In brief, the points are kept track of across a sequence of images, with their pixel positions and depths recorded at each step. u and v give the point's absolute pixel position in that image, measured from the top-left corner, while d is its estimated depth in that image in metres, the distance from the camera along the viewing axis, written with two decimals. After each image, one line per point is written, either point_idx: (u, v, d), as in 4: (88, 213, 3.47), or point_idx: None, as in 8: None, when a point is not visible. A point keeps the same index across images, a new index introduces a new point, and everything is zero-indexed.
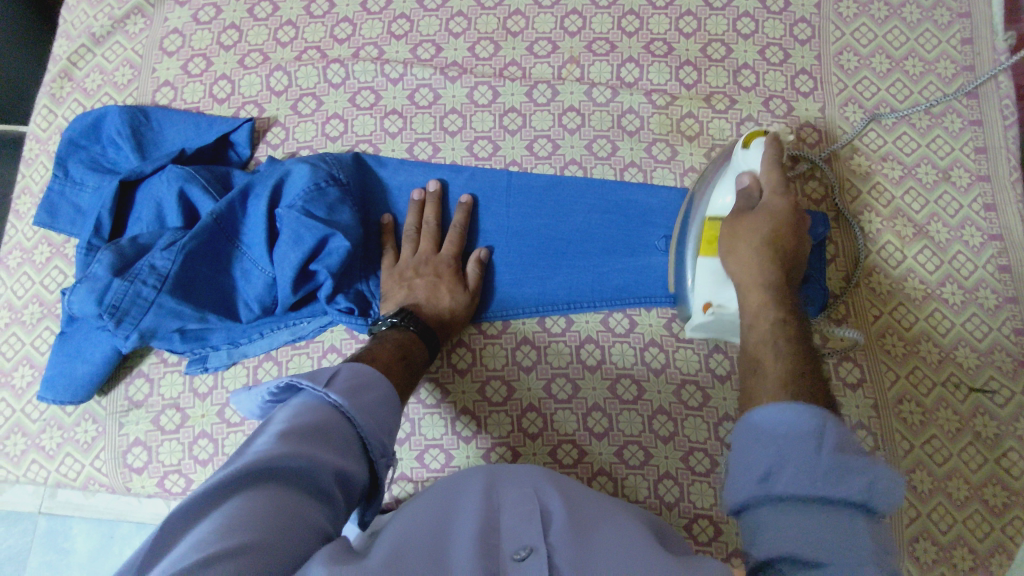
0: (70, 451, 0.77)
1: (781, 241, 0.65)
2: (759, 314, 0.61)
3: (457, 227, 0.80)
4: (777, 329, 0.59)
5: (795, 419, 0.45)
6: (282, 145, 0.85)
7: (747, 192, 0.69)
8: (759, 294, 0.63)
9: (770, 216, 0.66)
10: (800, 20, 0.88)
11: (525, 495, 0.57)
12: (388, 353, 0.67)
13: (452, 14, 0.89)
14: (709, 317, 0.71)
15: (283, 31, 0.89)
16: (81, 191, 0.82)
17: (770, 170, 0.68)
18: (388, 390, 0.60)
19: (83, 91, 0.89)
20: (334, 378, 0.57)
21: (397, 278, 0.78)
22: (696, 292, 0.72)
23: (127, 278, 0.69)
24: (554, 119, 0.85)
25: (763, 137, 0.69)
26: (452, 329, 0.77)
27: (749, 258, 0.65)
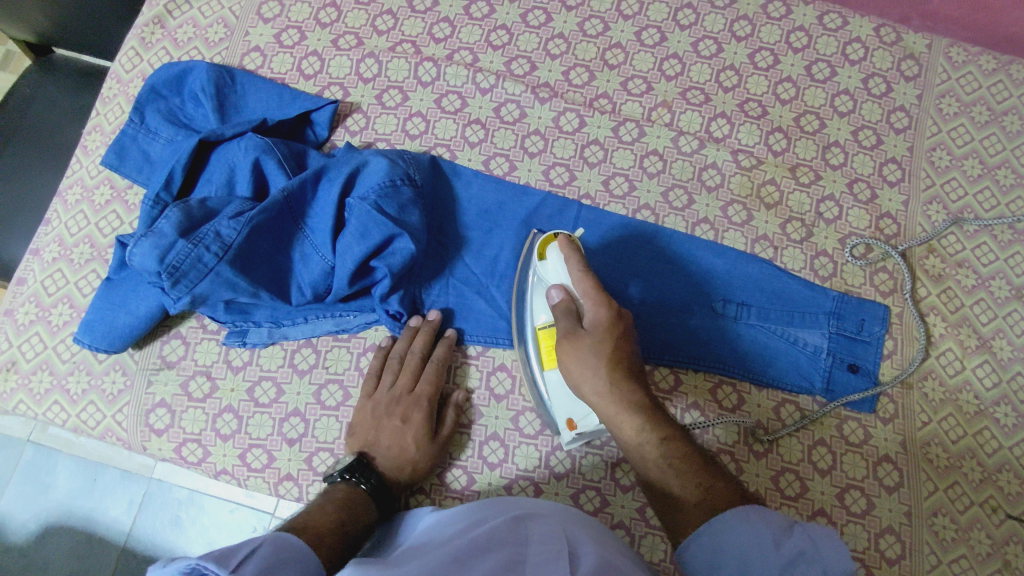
0: (94, 399, 0.76)
1: (621, 360, 0.64)
2: (641, 444, 0.63)
3: (437, 364, 0.75)
4: (663, 458, 0.61)
5: (737, 532, 0.53)
6: (361, 133, 0.84)
7: (563, 310, 0.67)
8: (630, 419, 0.63)
9: (601, 338, 0.64)
10: (898, 108, 0.87)
11: (555, 536, 0.54)
12: (326, 517, 0.61)
13: (553, 35, 0.88)
14: (575, 435, 0.71)
15: (382, 20, 0.89)
16: (153, 141, 0.81)
17: (577, 280, 0.66)
18: (305, 567, 0.54)
19: (173, 40, 0.88)
20: (249, 558, 0.49)
21: (367, 414, 0.73)
22: (555, 408, 0.72)
23: (191, 241, 0.66)
24: (636, 159, 0.84)
25: (563, 242, 0.68)
26: (414, 480, 0.71)
27: (604, 392, 0.64)
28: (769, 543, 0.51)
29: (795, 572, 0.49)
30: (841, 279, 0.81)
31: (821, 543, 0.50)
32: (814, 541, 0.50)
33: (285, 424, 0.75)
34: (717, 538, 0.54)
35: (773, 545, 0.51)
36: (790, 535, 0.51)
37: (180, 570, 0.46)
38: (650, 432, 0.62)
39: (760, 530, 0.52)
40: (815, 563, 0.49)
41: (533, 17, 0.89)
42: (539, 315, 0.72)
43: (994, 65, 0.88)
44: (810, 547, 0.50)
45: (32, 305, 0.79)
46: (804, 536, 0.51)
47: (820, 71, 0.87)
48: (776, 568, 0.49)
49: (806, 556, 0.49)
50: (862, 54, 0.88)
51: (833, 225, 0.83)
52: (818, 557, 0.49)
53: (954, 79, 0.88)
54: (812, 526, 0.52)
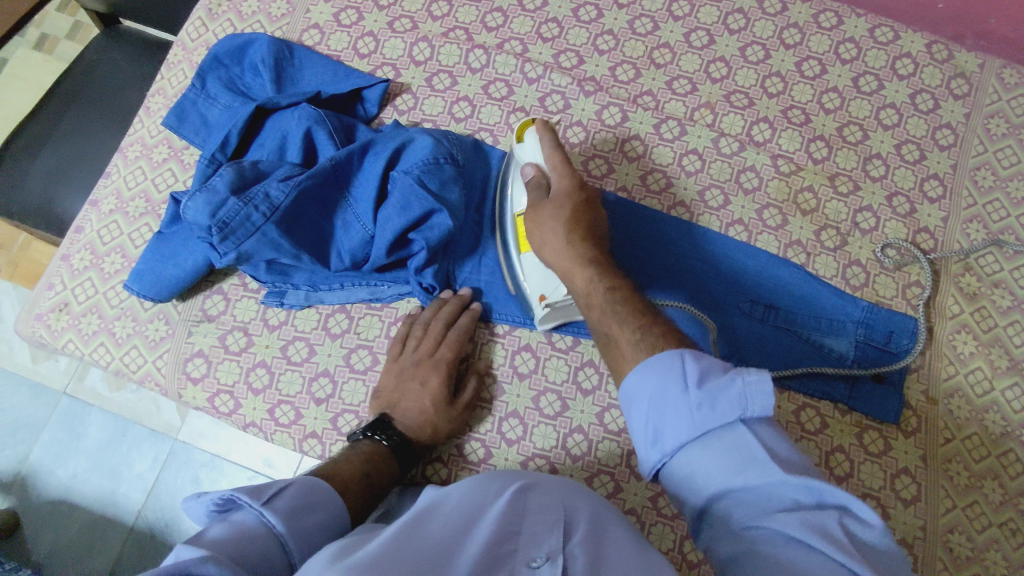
0: (137, 344, 0.80)
1: (580, 216, 0.71)
2: (590, 291, 0.66)
3: (460, 332, 0.77)
4: (607, 299, 0.64)
5: (661, 376, 0.51)
6: (409, 112, 0.87)
7: (534, 183, 0.74)
8: (582, 271, 0.67)
9: (563, 203, 0.71)
10: (945, 125, 0.86)
11: (554, 506, 0.54)
12: (350, 466, 0.65)
13: (602, 31, 0.90)
14: (547, 309, 0.76)
15: (438, 6, 0.92)
16: (212, 106, 0.84)
17: (549, 155, 0.74)
18: (335, 515, 0.58)
19: (238, 13, 0.92)
20: (280, 494, 0.54)
21: (392, 374, 0.75)
22: (530, 285, 0.77)
23: (242, 200, 0.69)
24: (675, 157, 0.85)
25: (537, 125, 0.76)
26: (433, 441, 0.73)
27: (560, 249, 0.69)
28: (688, 387, 0.49)
29: (706, 412, 0.48)
30: (872, 289, 0.81)
31: (746, 387, 0.47)
32: (740, 388, 0.47)
33: (313, 384, 0.77)
34: (647, 392, 0.51)
35: (693, 390, 0.49)
36: (716, 378, 0.49)
37: (216, 501, 0.53)
38: (599, 280, 0.66)
39: (681, 374, 0.50)
40: (736, 402, 0.47)
41: (585, 13, 0.91)
42: (518, 200, 0.78)
43: None
44: (733, 387, 0.48)
45: (87, 252, 0.83)
46: (731, 385, 0.48)
47: (867, 83, 0.88)
48: (695, 410, 0.48)
49: (723, 397, 0.48)
50: (911, 69, 0.88)
51: (868, 236, 0.83)
52: (738, 405, 0.47)
53: (1004, 101, 0.87)
54: (745, 371, 0.48)
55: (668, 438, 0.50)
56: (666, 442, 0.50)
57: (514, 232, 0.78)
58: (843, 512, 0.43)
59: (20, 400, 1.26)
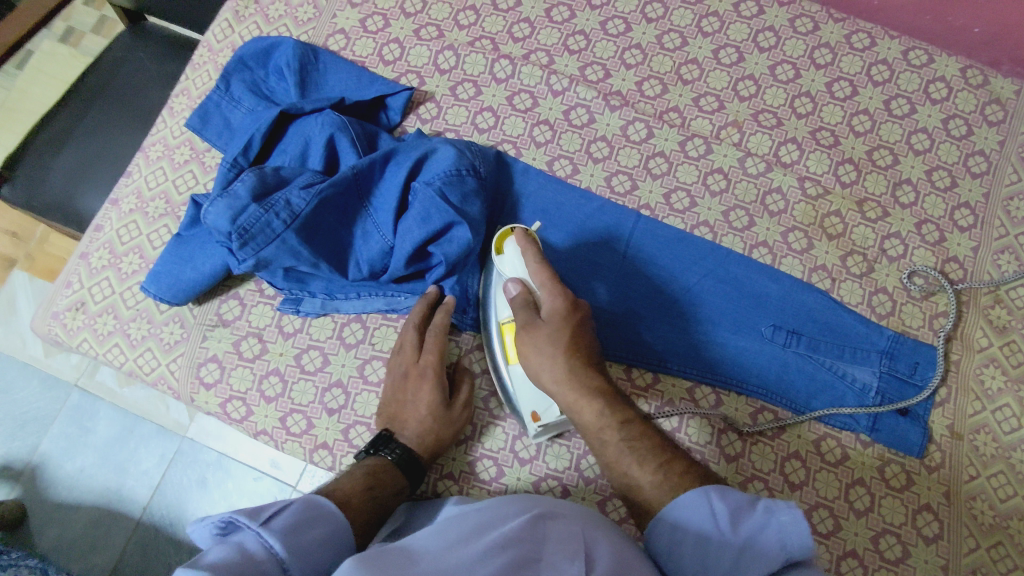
0: (152, 346, 0.80)
1: (575, 345, 0.66)
2: (601, 429, 0.64)
3: (437, 328, 0.74)
4: (624, 441, 0.62)
5: (693, 514, 0.55)
6: (432, 122, 0.86)
7: (521, 305, 0.70)
8: (589, 406, 0.64)
9: (555, 331, 0.67)
10: (978, 152, 0.84)
11: (573, 535, 0.53)
12: (354, 483, 0.64)
13: (630, 45, 0.89)
14: (538, 427, 0.73)
15: (464, 14, 0.91)
16: (235, 108, 0.84)
17: (536, 275, 0.69)
18: (338, 532, 0.57)
19: (264, 16, 0.92)
20: (279, 513, 0.53)
21: (390, 388, 0.74)
22: (521, 401, 0.74)
23: (264, 206, 0.69)
24: (700, 176, 0.84)
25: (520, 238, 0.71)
26: (439, 449, 0.72)
27: (561, 379, 0.65)
28: (724, 527, 0.53)
29: (747, 554, 0.52)
30: (898, 318, 0.80)
31: (785, 527, 0.51)
32: (773, 524, 0.52)
33: (326, 394, 0.77)
34: (676, 531, 0.56)
35: (729, 531, 0.53)
36: (749, 515, 0.54)
37: (217, 524, 0.52)
38: (610, 415, 0.64)
39: (714, 514, 0.54)
40: (778, 543, 0.51)
41: (613, 26, 0.90)
42: (504, 312, 0.74)
43: None
44: (770, 525, 0.52)
45: (106, 251, 0.83)
46: (766, 518, 0.53)
47: (899, 106, 0.86)
48: (735, 554, 0.52)
49: (761, 535, 0.52)
50: (945, 93, 0.86)
51: (895, 264, 0.81)
52: (777, 539, 0.51)
53: None
54: (781, 508, 0.53)
55: None
56: None
57: (503, 344, 0.74)
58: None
59: (30, 392, 1.26)
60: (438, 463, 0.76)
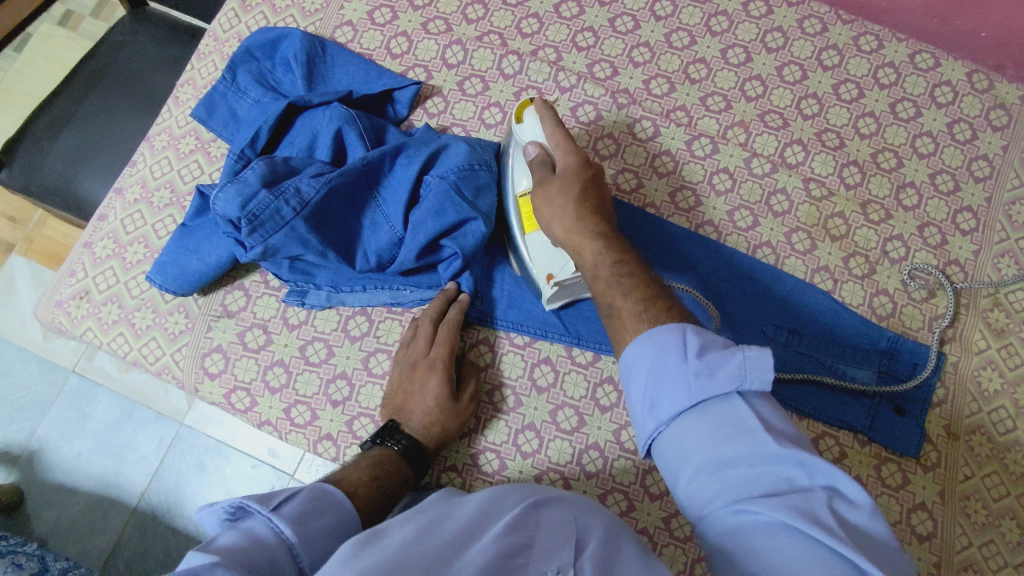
0: (156, 336, 0.80)
1: (585, 194, 0.68)
2: (598, 264, 0.65)
3: (450, 323, 0.75)
4: (612, 277, 0.64)
5: (662, 344, 0.53)
6: (439, 116, 0.86)
7: (538, 163, 0.72)
8: (591, 244, 0.66)
9: (569, 179, 0.69)
10: (981, 157, 0.85)
11: (566, 522, 0.53)
12: (360, 474, 0.63)
13: (638, 43, 0.89)
14: (555, 288, 0.73)
15: (473, 9, 0.91)
16: (242, 99, 0.84)
17: (550, 133, 0.71)
18: (348, 519, 0.56)
19: (272, 7, 0.92)
20: (289, 499, 0.53)
21: (398, 379, 0.74)
22: (537, 266, 0.75)
23: (273, 193, 0.69)
24: (705, 175, 0.84)
25: (535, 104, 0.72)
26: (442, 441, 0.72)
27: (569, 225, 0.67)
28: (689, 357, 0.51)
29: (705, 381, 0.50)
30: (898, 320, 0.80)
31: (748, 361, 0.49)
32: (737, 362, 0.49)
33: (331, 386, 0.77)
34: (645, 364, 0.54)
35: (692, 360, 0.51)
36: (717, 352, 0.51)
37: (227, 510, 0.52)
38: (606, 254, 0.65)
39: (681, 347, 0.52)
40: (736, 373, 0.49)
41: (621, 23, 0.90)
42: (519, 181, 0.76)
43: None
44: (734, 360, 0.50)
45: (110, 240, 0.83)
46: (728, 358, 0.50)
47: (905, 109, 0.86)
48: (693, 381, 0.50)
49: (721, 370, 0.50)
50: (950, 97, 0.87)
51: (896, 266, 0.82)
52: (736, 376, 0.49)
53: None
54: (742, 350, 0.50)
55: (664, 407, 0.51)
56: (661, 412, 0.52)
57: (518, 214, 0.76)
58: (833, 492, 0.45)
59: (28, 377, 1.26)
60: (441, 456, 0.77)
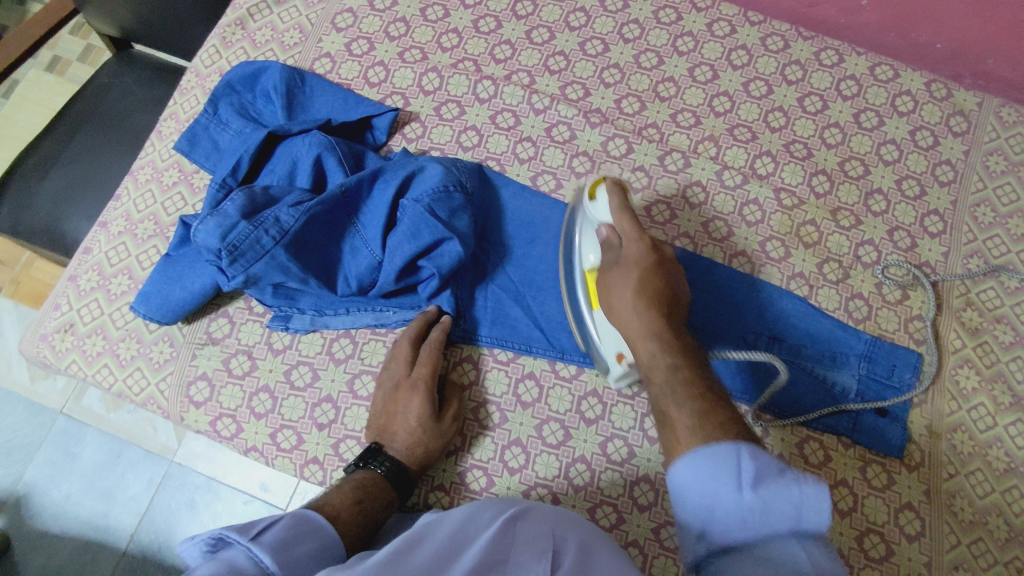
0: (141, 366, 0.80)
1: (655, 291, 0.65)
2: (652, 365, 0.61)
3: (431, 345, 0.76)
4: (669, 376, 0.59)
5: (716, 466, 0.50)
6: (417, 140, 0.88)
7: (608, 244, 0.71)
8: (644, 345, 0.63)
9: (631, 267, 0.67)
10: (945, 162, 0.88)
11: (543, 534, 0.53)
12: (343, 497, 0.63)
13: (608, 65, 0.92)
14: (623, 367, 0.72)
15: (447, 37, 0.94)
16: (223, 131, 0.86)
17: (619, 218, 0.70)
18: (330, 546, 0.57)
19: (252, 42, 0.94)
20: (269, 527, 0.53)
21: (381, 400, 0.74)
22: (604, 344, 0.74)
23: (253, 223, 0.70)
24: (679, 189, 0.86)
25: (608, 188, 0.73)
26: (428, 461, 0.72)
27: (631, 322, 0.64)
28: (743, 487, 0.49)
29: (760, 518, 0.48)
30: (874, 322, 0.82)
31: (807, 496, 0.48)
32: (795, 494, 0.48)
33: (316, 409, 0.77)
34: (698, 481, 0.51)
35: (747, 491, 0.49)
36: (774, 481, 0.49)
37: (208, 542, 0.52)
38: (665, 356, 0.61)
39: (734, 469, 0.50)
40: (791, 509, 0.48)
41: (591, 47, 0.93)
42: (587, 256, 0.74)
43: None
44: (792, 495, 0.48)
45: (94, 273, 0.84)
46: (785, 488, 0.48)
47: (868, 119, 0.89)
48: (745, 516, 0.48)
49: (777, 506, 0.48)
50: (911, 106, 0.90)
51: (870, 270, 0.84)
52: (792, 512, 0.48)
53: (1003, 139, 0.88)
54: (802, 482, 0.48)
55: (712, 530, 0.50)
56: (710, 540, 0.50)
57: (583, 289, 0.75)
58: None
59: (16, 420, 1.25)
60: (427, 475, 0.76)
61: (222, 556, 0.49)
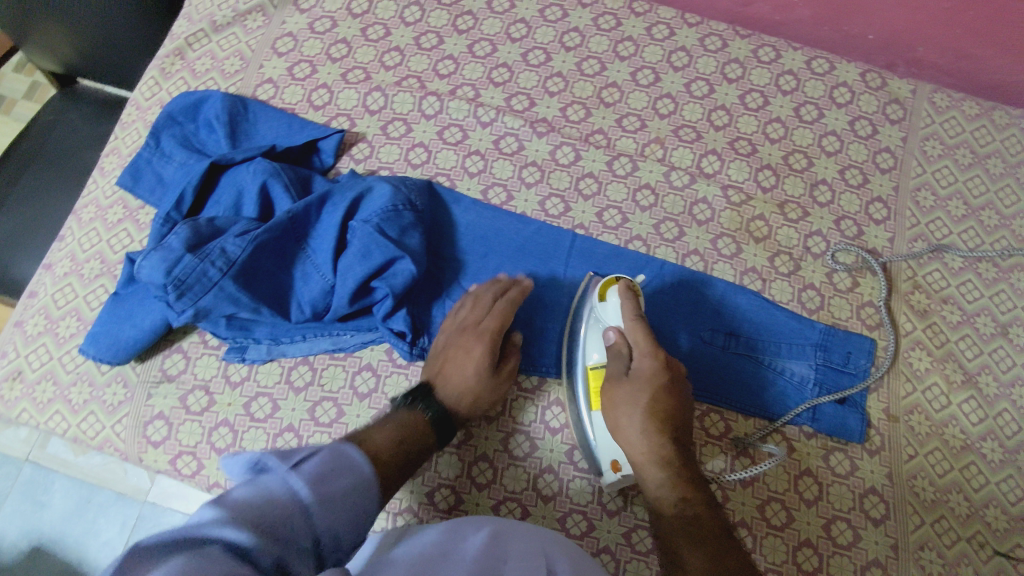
0: (95, 410, 0.78)
1: (663, 410, 0.68)
2: (660, 494, 0.65)
3: (506, 304, 0.76)
4: (678, 513, 0.63)
5: None
6: (365, 161, 0.88)
7: (617, 351, 0.72)
8: (654, 470, 0.66)
9: (643, 383, 0.69)
10: (884, 149, 0.90)
11: (534, 550, 0.57)
12: (385, 437, 0.63)
13: (552, 74, 0.93)
14: (618, 476, 0.72)
15: (389, 56, 0.93)
16: (166, 163, 0.84)
17: (631, 327, 0.71)
18: (367, 481, 0.55)
19: (191, 71, 0.93)
20: (307, 459, 0.52)
21: (437, 350, 0.76)
22: (599, 448, 0.73)
23: (198, 256, 0.69)
24: (629, 192, 0.87)
25: (620, 288, 0.72)
26: (474, 410, 0.74)
27: (637, 438, 0.68)
28: None
29: None
30: (827, 312, 0.83)
31: None
32: None
33: (278, 440, 0.76)
34: None
35: None
36: None
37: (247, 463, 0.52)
38: (672, 486, 0.65)
39: None
40: None
41: (534, 57, 0.93)
42: (590, 353, 0.75)
43: (977, 110, 0.91)
44: None
45: (41, 317, 0.82)
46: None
47: (808, 112, 0.91)
48: None
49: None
50: (848, 97, 0.92)
51: (820, 260, 0.85)
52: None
53: (938, 123, 0.91)
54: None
55: None
56: None
57: (585, 386, 0.75)
58: None
59: None
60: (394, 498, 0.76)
61: (255, 479, 0.49)
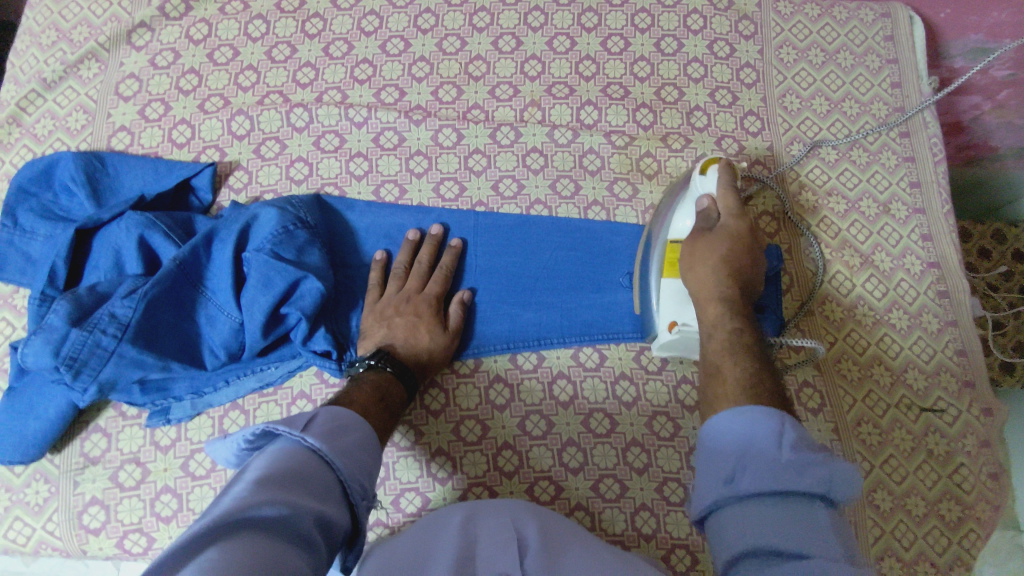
0: (20, 514, 0.74)
1: (738, 265, 0.68)
2: (716, 325, 0.64)
3: (444, 269, 0.80)
4: (732, 338, 0.62)
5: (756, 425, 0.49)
6: (245, 189, 0.85)
7: (706, 214, 0.71)
8: (714, 305, 0.65)
9: (727, 238, 0.69)
10: (745, 65, 0.93)
11: (504, 524, 0.56)
12: (365, 395, 0.67)
13: (415, 59, 0.91)
14: (674, 335, 0.72)
15: (244, 76, 0.90)
16: (32, 240, 0.78)
17: (726, 193, 0.71)
18: (369, 433, 0.58)
19: (33, 136, 0.87)
20: (312, 422, 0.55)
21: (377, 316, 0.77)
22: (661, 311, 0.74)
23: (85, 328, 0.66)
24: (518, 159, 0.87)
25: (719, 163, 0.72)
26: (430, 366, 0.76)
27: (706, 279, 0.67)
28: (782, 445, 0.47)
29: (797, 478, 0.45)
30: None
31: (837, 473, 0.44)
32: (826, 471, 0.45)
33: None
34: (739, 435, 0.49)
35: (785, 449, 0.46)
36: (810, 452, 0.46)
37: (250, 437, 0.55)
38: (729, 319, 0.64)
39: (774, 431, 0.48)
40: (822, 478, 0.44)
41: (392, 46, 0.92)
42: (679, 222, 0.74)
43: (819, 11, 0.96)
44: (823, 467, 0.45)
45: None
46: (822, 462, 0.45)
47: (669, 44, 0.93)
48: (781, 469, 0.45)
49: (810, 470, 0.45)
50: (702, 23, 0.94)
51: None
52: (822, 481, 0.44)
53: (787, 31, 0.95)
54: (836, 459, 0.46)
55: (742, 480, 0.46)
56: (738, 484, 0.47)
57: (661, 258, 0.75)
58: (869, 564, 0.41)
59: None
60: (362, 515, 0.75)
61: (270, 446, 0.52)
